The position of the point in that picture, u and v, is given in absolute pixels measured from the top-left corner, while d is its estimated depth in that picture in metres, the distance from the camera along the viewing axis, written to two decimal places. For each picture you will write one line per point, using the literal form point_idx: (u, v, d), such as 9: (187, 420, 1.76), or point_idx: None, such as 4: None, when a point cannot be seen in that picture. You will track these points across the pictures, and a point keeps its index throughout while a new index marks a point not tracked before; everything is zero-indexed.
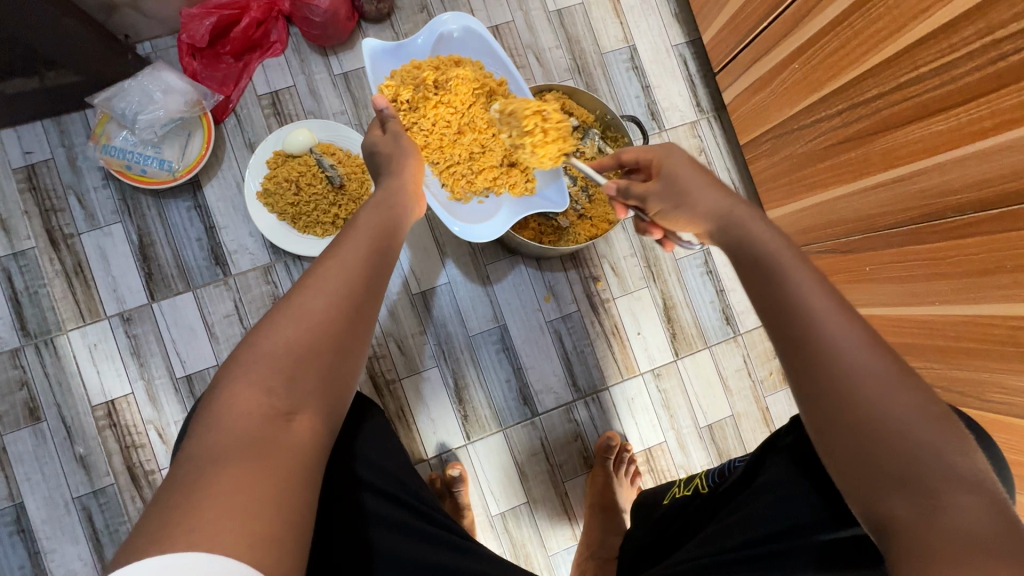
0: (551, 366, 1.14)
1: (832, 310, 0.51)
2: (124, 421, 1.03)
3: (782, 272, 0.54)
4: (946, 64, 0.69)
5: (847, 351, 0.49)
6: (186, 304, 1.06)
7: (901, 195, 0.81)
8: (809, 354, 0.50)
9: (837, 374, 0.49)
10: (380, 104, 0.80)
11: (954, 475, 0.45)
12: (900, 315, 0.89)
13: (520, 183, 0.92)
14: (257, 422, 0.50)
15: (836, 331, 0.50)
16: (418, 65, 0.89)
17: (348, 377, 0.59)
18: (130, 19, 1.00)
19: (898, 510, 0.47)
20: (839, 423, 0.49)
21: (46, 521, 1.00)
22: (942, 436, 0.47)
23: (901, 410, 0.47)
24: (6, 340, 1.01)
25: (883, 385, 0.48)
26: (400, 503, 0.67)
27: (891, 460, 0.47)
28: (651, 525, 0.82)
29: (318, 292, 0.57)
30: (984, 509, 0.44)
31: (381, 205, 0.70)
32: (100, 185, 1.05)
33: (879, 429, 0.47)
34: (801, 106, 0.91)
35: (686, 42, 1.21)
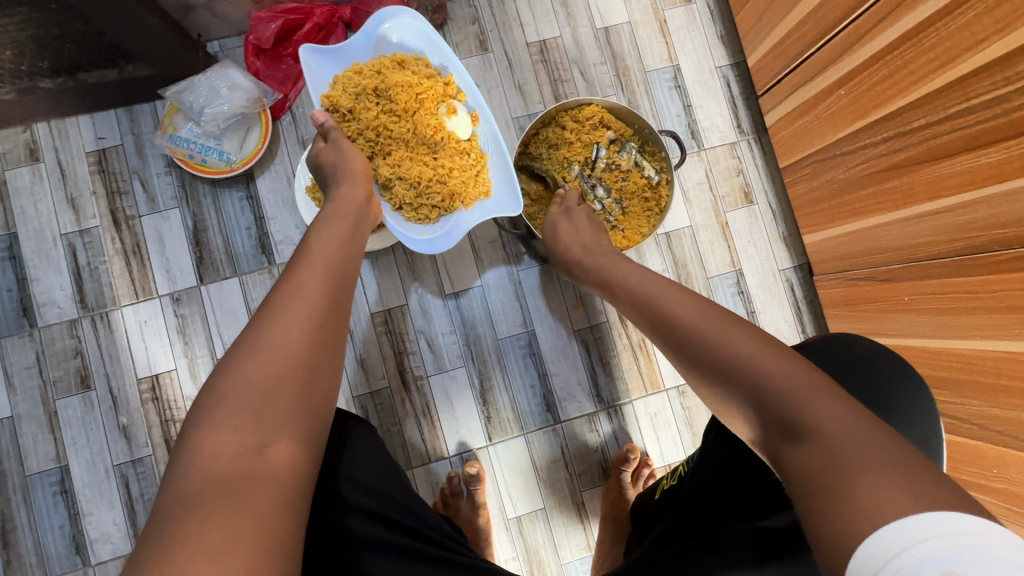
0: (575, 375, 1.15)
1: (681, 300, 0.64)
2: (165, 396, 1.08)
3: (654, 295, 0.68)
4: (998, 97, 0.69)
5: (695, 327, 0.59)
6: (231, 288, 1.11)
7: (947, 226, 0.80)
8: (675, 341, 0.61)
9: (686, 338, 0.59)
10: (319, 118, 0.87)
11: (806, 391, 0.48)
12: (937, 348, 0.88)
13: (472, 191, 0.95)
14: (226, 463, 0.51)
15: (688, 317, 0.61)
16: (359, 69, 0.90)
17: (324, 403, 0.61)
18: (204, 19, 1.07)
19: (779, 442, 0.49)
20: (710, 385, 0.56)
21: (87, 485, 1.05)
22: (791, 363, 0.51)
23: (742, 349, 0.54)
24: (67, 311, 1.08)
25: (722, 338, 0.56)
26: (387, 521, 0.70)
27: (744, 392, 0.52)
28: (645, 518, 0.81)
29: (276, 322, 0.60)
30: (842, 415, 0.46)
31: (330, 219, 0.75)
32: (163, 172, 1.12)
33: (726, 368, 0.54)
34: (845, 132, 0.92)
35: (731, 64, 1.22)
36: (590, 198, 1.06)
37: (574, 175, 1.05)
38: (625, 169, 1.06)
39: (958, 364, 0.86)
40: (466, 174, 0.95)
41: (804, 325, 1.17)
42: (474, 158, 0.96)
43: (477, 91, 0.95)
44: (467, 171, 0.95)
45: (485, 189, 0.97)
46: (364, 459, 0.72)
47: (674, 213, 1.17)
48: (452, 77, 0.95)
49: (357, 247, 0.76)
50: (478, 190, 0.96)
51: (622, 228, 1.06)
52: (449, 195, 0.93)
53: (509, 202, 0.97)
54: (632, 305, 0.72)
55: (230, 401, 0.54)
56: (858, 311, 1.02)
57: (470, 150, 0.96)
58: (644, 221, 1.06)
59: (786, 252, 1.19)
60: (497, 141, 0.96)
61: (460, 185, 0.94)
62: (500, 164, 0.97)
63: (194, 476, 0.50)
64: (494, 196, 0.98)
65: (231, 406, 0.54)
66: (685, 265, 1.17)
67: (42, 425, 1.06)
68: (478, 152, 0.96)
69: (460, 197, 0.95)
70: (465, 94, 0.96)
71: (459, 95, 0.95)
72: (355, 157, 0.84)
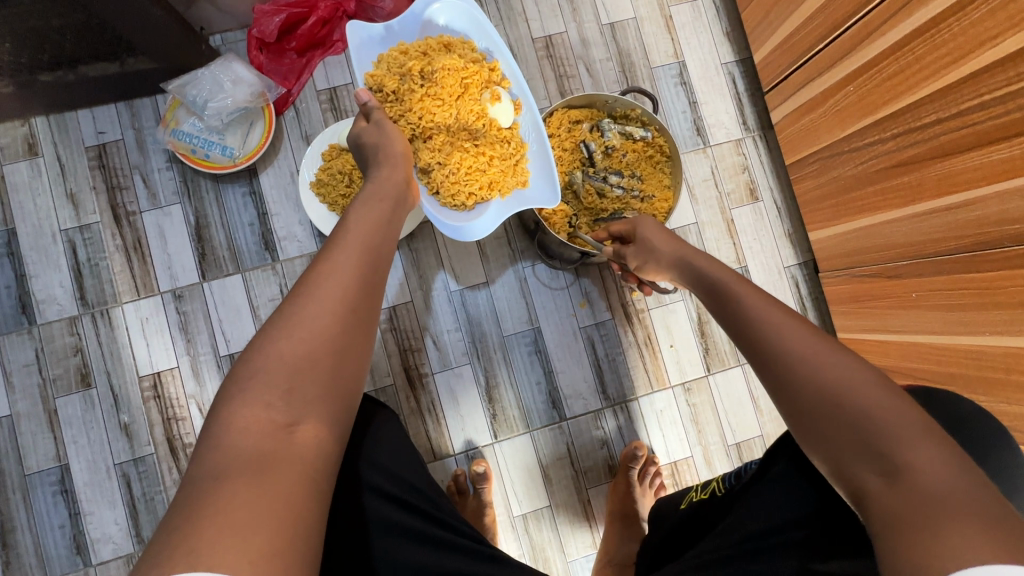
0: (582, 372, 1.14)
1: (779, 315, 0.60)
2: (168, 394, 1.07)
3: (739, 296, 0.65)
4: (1011, 93, 0.69)
5: (785, 343, 0.56)
6: (234, 284, 1.10)
7: (956, 222, 0.80)
8: (759, 352, 0.59)
9: (777, 355, 0.56)
10: (363, 97, 0.86)
11: (909, 435, 0.47)
12: (944, 344, 0.88)
13: (510, 182, 0.95)
14: (257, 439, 0.51)
15: (777, 330, 0.58)
16: (404, 49, 0.89)
17: (351, 382, 0.60)
18: (206, 13, 1.06)
19: (867, 478, 0.48)
20: (794, 408, 0.54)
21: (88, 484, 1.04)
22: (891, 400, 0.50)
23: (838, 378, 0.52)
24: (67, 308, 1.07)
25: (820, 361, 0.54)
26: (405, 505, 0.69)
27: (840, 429, 0.50)
28: (668, 527, 0.81)
29: (310, 300, 0.59)
30: (942, 465, 0.45)
31: (368, 201, 0.74)
32: (164, 167, 1.10)
33: (824, 397, 0.51)
34: (853, 128, 0.91)
35: (736, 60, 1.22)
36: (608, 188, 1.03)
37: (581, 181, 1.04)
38: (619, 144, 1.04)
39: (966, 360, 0.86)
40: (504, 164, 0.93)
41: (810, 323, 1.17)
42: (515, 148, 0.94)
43: (523, 79, 0.92)
44: (507, 160, 0.94)
45: (524, 177, 0.95)
46: (386, 444, 0.72)
47: (681, 211, 1.17)
48: (499, 63, 0.93)
49: (392, 231, 0.74)
50: (516, 180, 0.95)
51: (652, 195, 1.04)
52: (487, 184, 0.93)
53: (546, 193, 0.95)
54: (713, 306, 0.69)
55: (262, 376, 0.54)
56: (864, 307, 1.02)
57: (513, 140, 0.94)
58: (663, 174, 1.06)
59: (792, 249, 1.19)
60: (539, 131, 0.93)
61: (497, 174, 0.93)
62: (540, 152, 0.94)
63: (226, 449, 0.50)
64: (532, 188, 0.96)
65: (265, 379, 0.54)
66: None
67: (41, 424, 1.04)
68: (519, 141, 0.94)
69: (497, 185, 0.94)
70: (510, 81, 0.93)
71: (504, 82, 0.92)
72: (397, 139, 0.84)
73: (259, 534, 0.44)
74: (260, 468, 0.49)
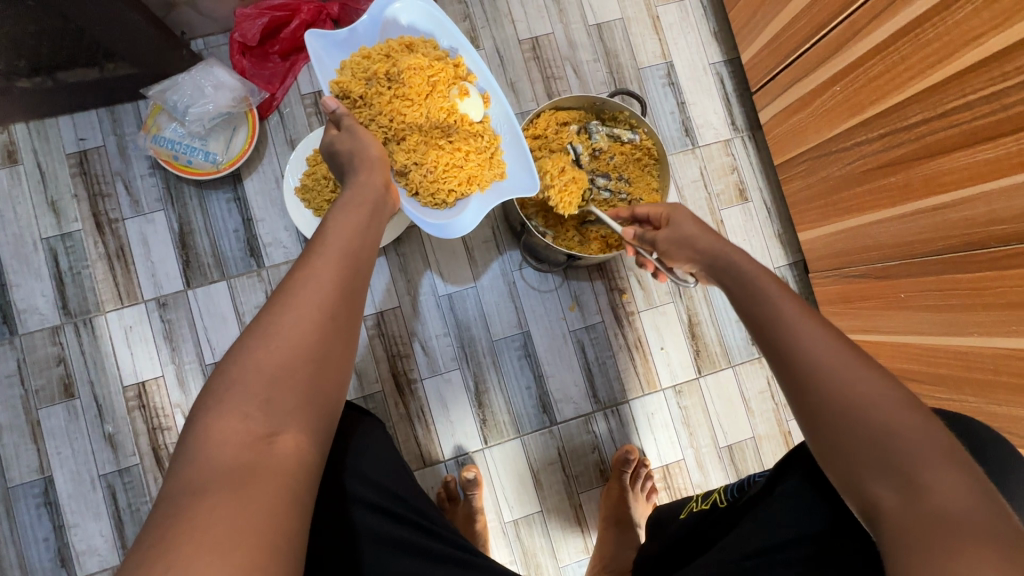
0: (571, 376, 1.14)
1: (802, 318, 0.57)
2: (152, 403, 1.05)
3: (765, 291, 0.62)
4: (996, 93, 0.68)
5: (812, 347, 0.54)
6: (219, 292, 1.08)
7: (943, 223, 0.80)
8: (781, 354, 0.56)
9: (800, 363, 0.54)
10: (331, 105, 0.83)
11: (933, 457, 0.46)
12: (934, 345, 0.88)
13: (488, 174, 0.93)
14: (235, 451, 0.49)
15: (803, 333, 0.56)
16: (367, 53, 0.89)
17: (333, 390, 0.59)
18: (186, 17, 1.04)
19: (883, 494, 0.47)
20: (815, 420, 0.52)
21: (73, 496, 1.02)
22: (918, 418, 0.48)
23: (865, 392, 0.50)
24: (49, 317, 1.05)
25: (846, 370, 0.52)
26: (392, 515, 0.68)
27: (862, 446, 0.49)
28: (666, 541, 0.80)
29: (286, 310, 0.57)
30: (964, 489, 0.44)
31: (346, 208, 0.72)
32: (146, 173, 1.09)
33: (848, 413, 0.50)
34: (841, 128, 0.91)
35: (724, 60, 1.22)
36: (595, 191, 1.02)
37: None
38: (605, 147, 1.03)
39: (956, 361, 0.86)
40: (480, 157, 0.93)
41: None
42: (489, 140, 0.94)
43: (488, 71, 0.92)
44: (483, 153, 0.93)
45: (501, 170, 0.94)
46: (372, 452, 0.70)
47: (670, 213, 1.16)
48: (463, 58, 0.93)
49: (373, 235, 0.72)
50: (494, 171, 0.94)
51: (637, 198, 1.03)
52: (466, 179, 0.92)
53: (526, 181, 0.93)
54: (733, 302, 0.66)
55: (241, 386, 0.52)
56: (853, 308, 1.01)
57: (486, 132, 0.94)
58: (650, 178, 1.05)
59: (782, 249, 1.18)
60: (511, 122, 0.93)
61: (475, 168, 0.92)
62: (514, 143, 0.93)
63: (203, 463, 0.48)
64: (511, 178, 0.95)
65: (244, 390, 0.52)
66: None
67: (24, 435, 1.03)
68: (491, 133, 0.94)
69: (476, 179, 0.93)
70: (476, 75, 0.93)
71: (470, 77, 0.92)
72: (371, 143, 0.81)
73: (239, 548, 0.43)
74: (239, 478, 0.48)
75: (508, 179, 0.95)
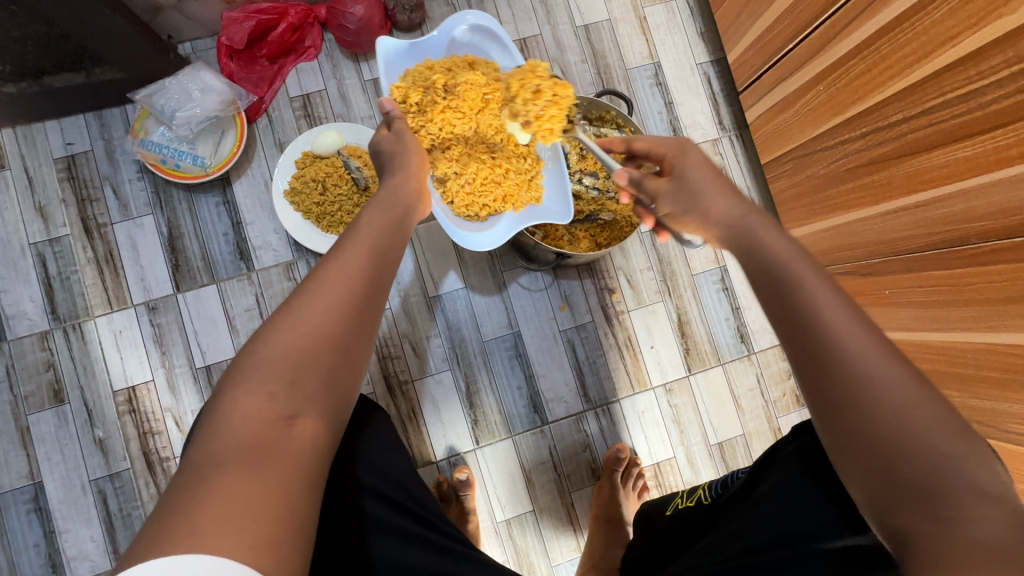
0: (562, 375, 1.14)
1: (852, 326, 0.49)
2: (143, 408, 1.05)
3: (800, 281, 0.53)
4: (974, 91, 0.69)
5: (863, 363, 0.48)
6: (209, 295, 1.08)
7: (926, 220, 0.80)
8: (823, 368, 0.49)
9: (852, 384, 0.48)
10: (387, 106, 0.84)
11: (975, 487, 0.45)
12: (919, 340, 0.89)
13: (525, 197, 0.94)
14: (257, 429, 0.50)
15: (848, 345, 0.49)
16: (430, 65, 0.89)
17: (350, 378, 0.59)
18: (174, 20, 1.04)
19: (917, 520, 0.46)
20: (858, 447, 0.48)
21: (63, 501, 1.02)
22: (962, 445, 0.46)
23: (919, 421, 0.46)
24: (38, 323, 1.05)
25: (896, 392, 0.47)
26: (400, 508, 0.68)
27: (910, 476, 0.46)
28: (654, 537, 0.81)
29: (317, 296, 0.57)
30: (1006, 522, 0.44)
31: (381, 206, 0.72)
32: (135, 177, 1.09)
33: (898, 443, 0.46)
34: (824, 127, 0.92)
35: (711, 60, 1.22)
36: (582, 190, 1.02)
37: None
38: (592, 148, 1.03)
39: (941, 356, 0.87)
40: (519, 180, 0.93)
41: None
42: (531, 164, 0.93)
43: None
44: (522, 174, 0.93)
45: (539, 193, 0.95)
46: (386, 444, 0.71)
47: None
48: None
49: (402, 236, 0.72)
50: (531, 195, 0.94)
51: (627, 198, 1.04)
52: (501, 197, 0.93)
53: (559, 210, 0.93)
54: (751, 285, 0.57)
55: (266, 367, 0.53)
56: None
57: (530, 157, 0.94)
58: None
59: None
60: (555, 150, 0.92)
61: (512, 188, 0.93)
62: (557, 168, 0.93)
63: (226, 436, 0.49)
64: (546, 204, 0.95)
65: (266, 372, 0.52)
66: (669, 263, 1.19)
67: (14, 441, 1.02)
68: (536, 158, 0.94)
69: (512, 199, 0.94)
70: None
71: None
72: (414, 149, 0.82)
73: (255, 523, 0.43)
74: (255, 455, 0.48)
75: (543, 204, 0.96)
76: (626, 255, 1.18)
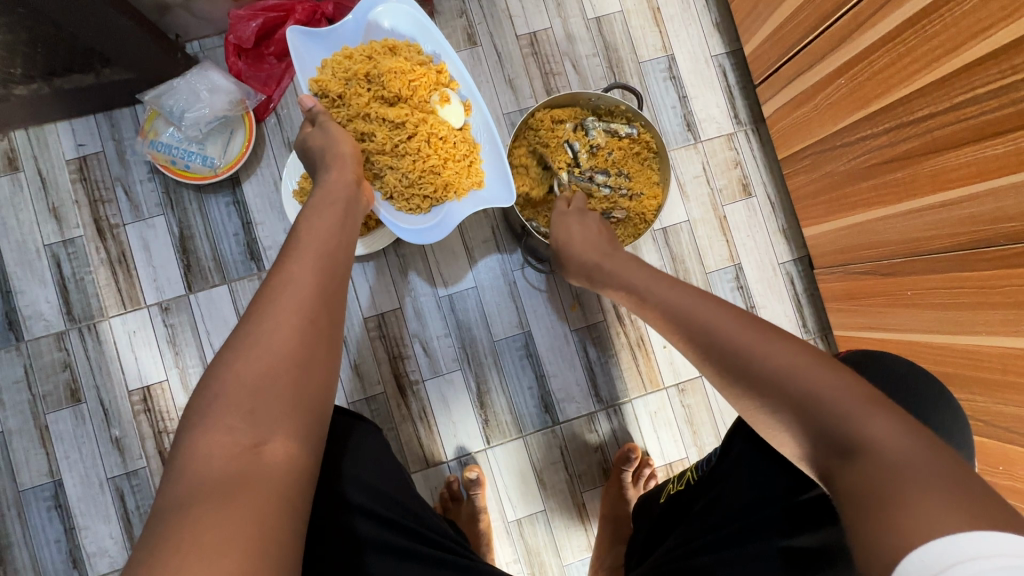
0: (573, 375, 1.13)
1: (716, 313, 0.60)
2: (158, 407, 1.06)
3: (684, 299, 0.65)
4: (1005, 86, 0.66)
5: (737, 335, 0.55)
6: (220, 295, 1.09)
7: (952, 220, 0.78)
8: (712, 351, 0.57)
9: (727, 352, 0.55)
10: (308, 103, 0.85)
11: (859, 409, 0.45)
12: (941, 344, 0.86)
13: (465, 183, 0.91)
14: (222, 463, 0.49)
15: (723, 325, 0.57)
16: (349, 54, 0.88)
17: (320, 402, 0.58)
18: (181, 20, 1.04)
19: (829, 460, 0.45)
20: (755, 403, 0.52)
21: (82, 499, 1.04)
22: (836, 376, 0.48)
23: (783, 363, 0.50)
24: (54, 323, 1.06)
25: (764, 348, 0.53)
26: (395, 526, 0.68)
27: (798, 413, 0.48)
28: (649, 524, 0.80)
29: (265, 316, 0.58)
30: (899, 435, 0.43)
31: (318, 208, 0.72)
32: (146, 178, 1.09)
33: (776, 385, 0.50)
34: (845, 122, 0.89)
35: (727, 52, 1.19)
36: (595, 188, 1.00)
37: (566, 182, 1.01)
38: (602, 143, 1.01)
39: (965, 360, 0.84)
40: (456, 166, 0.91)
41: (806, 320, 1.15)
42: (466, 151, 0.92)
43: (471, 80, 0.91)
44: (461, 160, 0.91)
45: (480, 177, 0.93)
46: (369, 460, 0.70)
47: (672, 209, 1.15)
48: (446, 64, 0.91)
49: (348, 235, 0.72)
50: (472, 180, 0.91)
51: (640, 193, 1.01)
52: (442, 185, 0.90)
53: (502, 193, 0.93)
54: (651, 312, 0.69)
55: (223, 400, 0.52)
56: (859, 305, 1.00)
57: (464, 144, 0.92)
58: (652, 171, 1.03)
59: (786, 245, 1.17)
60: (491, 130, 0.91)
61: (453, 175, 0.90)
62: (495, 151, 0.92)
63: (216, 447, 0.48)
64: (488, 188, 0.94)
65: (224, 402, 0.52)
66: (683, 261, 1.15)
67: (33, 440, 1.04)
68: (471, 142, 0.93)
69: (454, 187, 0.91)
70: (459, 83, 0.91)
71: (452, 83, 0.91)
72: (344, 141, 0.81)
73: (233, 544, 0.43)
74: (229, 483, 0.48)
75: (484, 189, 0.94)
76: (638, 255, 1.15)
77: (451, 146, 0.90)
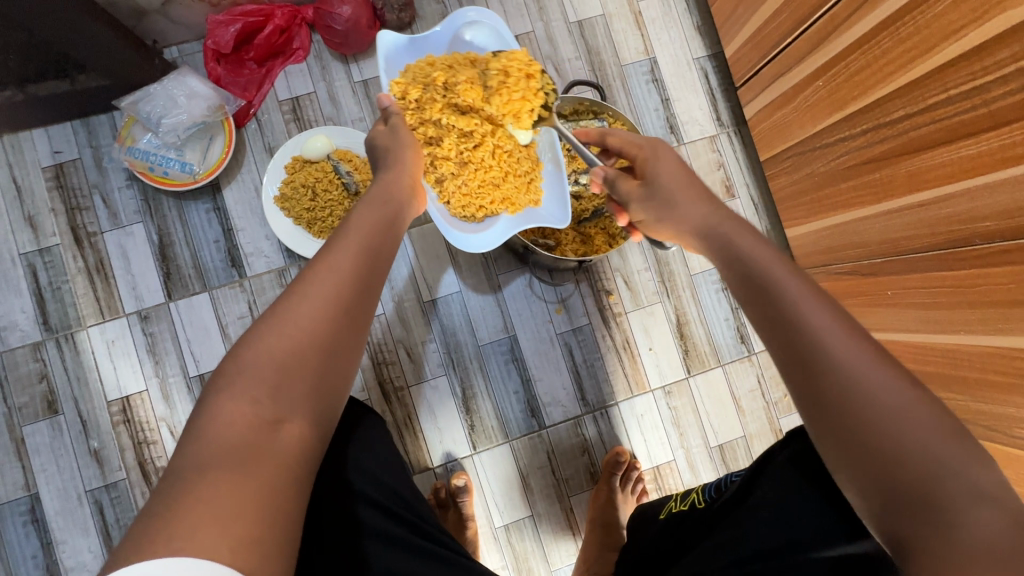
0: (560, 379, 1.13)
1: (846, 337, 0.50)
2: (137, 417, 1.05)
3: (783, 293, 0.54)
4: (977, 88, 0.67)
5: (869, 375, 0.48)
6: (200, 303, 1.07)
7: (928, 220, 0.78)
8: (825, 383, 0.49)
9: (848, 390, 0.48)
10: (384, 101, 0.83)
11: (978, 491, 0.44)
12: (921, 343, 0.87)
13: (523, 199, 0.92)
14: (242, 432, 0.49)
15: (853, 360, 0.49)
16: (432, 61, 0.85)
17: (341, 380, 0.58)
18: (159, 25, 1.03)
19: (918, 528, 0.45)
20: (856, 451, 0.47)
21: (60, 513, 1.02)
22: (954, 448, 0.45)
23: (911, 423, 0.46)
24: (30, 334, 1.04)
25: (902, 405, 0.47)
26: (392, 514, 0.67)
27: (907, 475, 0.45)
28: (644, 544, 0.79)
29: (304, 298, 0.56)
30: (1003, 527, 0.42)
31: (371, 204, 0.70)
32: (124, 185, 1.07)
33: (896, 445, 0.46)
34: (824, 124, 0.89)
35: (709, 55, 1.20)
36: (581, 189, 1.01)
37: None
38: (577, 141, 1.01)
39: (943, 359, 0.85)
40: (517, 180, 0.90)
41: None
42: (528, 164, 0.91)
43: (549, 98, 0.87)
44: (522, 176, 0.91)
45: (539, 195, 0.92)
46: (374, 446, 0.69)
47: None
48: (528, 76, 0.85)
49: (396, 233, 0.71)
50: (529, 197, 0.92)
51: None
52: (500, 199, 0.91)
53: (559, 214, 0.92)
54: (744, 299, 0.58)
55: (250, 373, 0.51)
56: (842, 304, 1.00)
57: (529, 159, 0.91)
58: None
59: None
60: (556, 152, 0.91)
61: (511, 190, 0.91)
62: (558, 174, 0.92)
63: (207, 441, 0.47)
64: (544, 207, 0.93)
65: (256, 377, 0.51)
66: (668, 264, 1.17)
67: (9, 453, 1.02)
68: (535, 160, 0.92)
69: (509, 202, 0.91)
70: (536, 99, 0.87)
71: (528, 99, 0.86)
72: (411, 146, 0.80)
73: (232, 533, 0.42)
74: (242, 456, 0.47)
75: (542, 208, 0.93)
76: (623, 256, 1.16)
77: (514, 160, 0.89)
